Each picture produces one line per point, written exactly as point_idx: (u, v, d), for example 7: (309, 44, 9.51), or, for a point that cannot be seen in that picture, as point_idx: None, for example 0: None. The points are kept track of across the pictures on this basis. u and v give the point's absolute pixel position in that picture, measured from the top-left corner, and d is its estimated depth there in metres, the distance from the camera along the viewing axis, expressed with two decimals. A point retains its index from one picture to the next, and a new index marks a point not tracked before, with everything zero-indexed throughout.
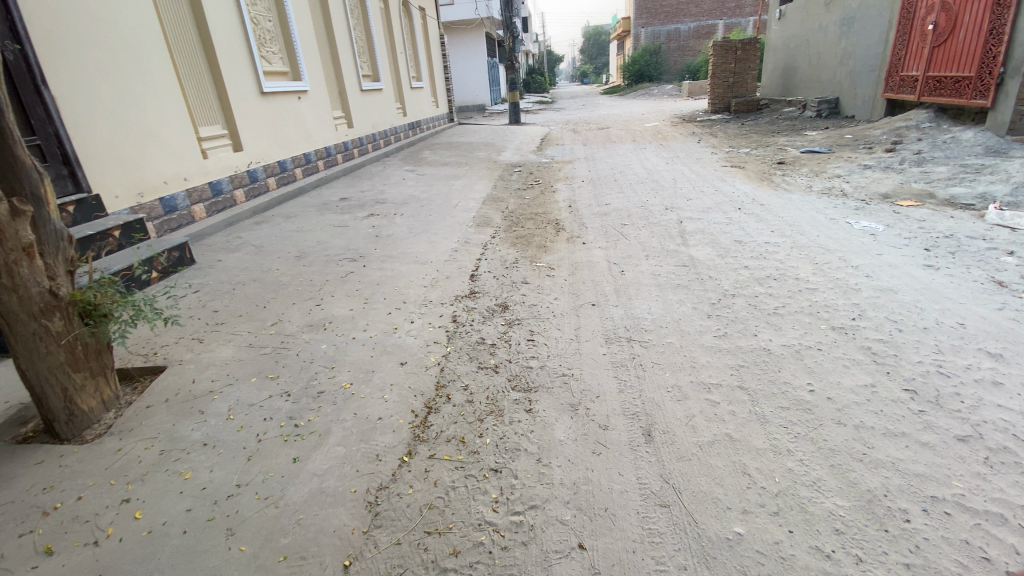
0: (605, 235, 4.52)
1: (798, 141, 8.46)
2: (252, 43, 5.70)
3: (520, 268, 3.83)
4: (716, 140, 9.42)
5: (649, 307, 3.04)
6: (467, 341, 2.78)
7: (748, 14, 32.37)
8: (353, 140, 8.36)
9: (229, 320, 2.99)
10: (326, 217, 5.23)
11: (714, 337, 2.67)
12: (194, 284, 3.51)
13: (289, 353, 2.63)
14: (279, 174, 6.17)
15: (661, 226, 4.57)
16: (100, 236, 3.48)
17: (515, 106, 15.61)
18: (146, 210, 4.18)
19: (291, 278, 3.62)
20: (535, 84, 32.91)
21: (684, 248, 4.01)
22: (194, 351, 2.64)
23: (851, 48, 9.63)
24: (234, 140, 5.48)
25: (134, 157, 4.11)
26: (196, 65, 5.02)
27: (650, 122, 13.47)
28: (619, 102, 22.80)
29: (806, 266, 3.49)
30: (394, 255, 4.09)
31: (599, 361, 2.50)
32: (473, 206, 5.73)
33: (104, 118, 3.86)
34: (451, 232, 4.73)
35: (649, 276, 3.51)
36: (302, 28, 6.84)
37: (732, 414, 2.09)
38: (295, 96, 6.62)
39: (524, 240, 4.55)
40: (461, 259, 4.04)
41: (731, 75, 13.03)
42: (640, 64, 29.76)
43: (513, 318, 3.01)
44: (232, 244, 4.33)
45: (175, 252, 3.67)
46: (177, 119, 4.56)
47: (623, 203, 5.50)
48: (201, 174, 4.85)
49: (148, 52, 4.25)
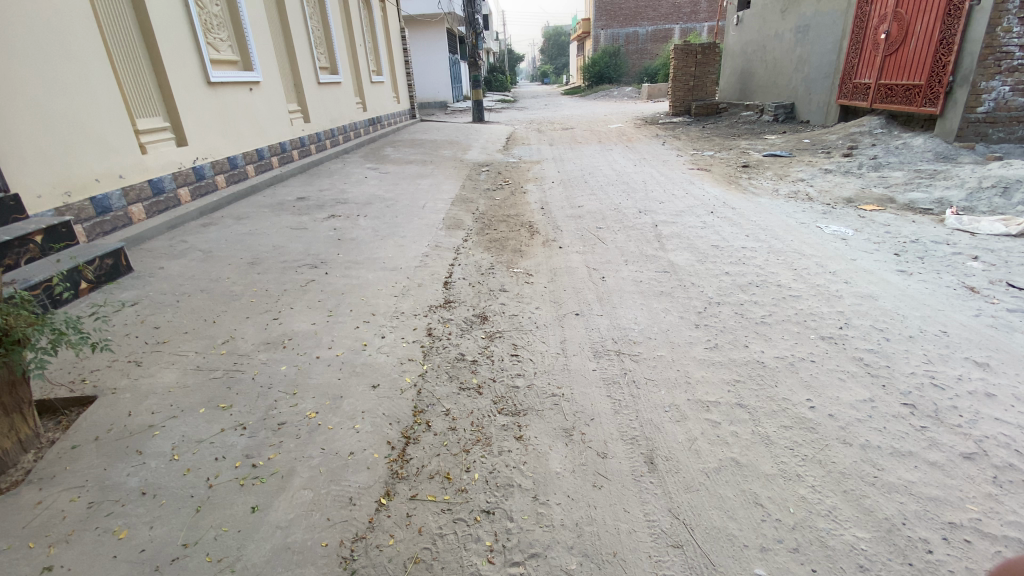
0: (581, 238, 4.38)
1: (759, 144, 8.63)
2: (197, 28, 5.22)
3: (497, 275, 3.62)
4: (680, 142, 9.51)
5: (635, 317, 2.91)
6: (446, 358, 2.56)
7: (703, 20, 33.27)
8: (310, 136, 7.91)
9: (172, 338, 2.65)
10: (283, 219, 4.85)
11: (705, 349, 2.56)
12: (131, 297, 3.11)
13: (243, 376, 2.33)
14: (228, 171, 5.71)
15: (637, 230, 4.48)
16: (20, 242, 3.00)
17: (479, 104, 15.37)
18: (74, 211, 3.70)
19: (244, 287, 3.28)
20: (496, 82, 32.71)
21: (662, 252, 3.92)
22: (130, 378, 2.29)
23: (806, 55, 9.93)
24: (177, 133, 5.01)
25: (60, 151, 3.63)
26: (133, 48, 4.53)
27: (614, 123, 13.54)
28: (581, 103, 22.92)
29: (785, 271, 3.45)
30: (360, 261, 3.80)
31: (590, 378, 2.34)
32: (441, 207, 5.47)
33: (22, 107, 3.37)
34: (420, 235, 4.47)
35: (631, 283, 3.39)
36: (253, 14, 6.37)
37: (735, 436, 1.97)
38: (246, 88, 6.15)
39: (498, 244, 4.35)
40: (433, 264, 3.80)
41: (691, 78, 13.25)
42: (600, 66, 30.09)
43: (494, 331, 2.81)
44: (176, 249, 3.91)
45: (109, 260, 3.27)
46: (111, 109, 4.08)
47: (596, 205, 5.39)
48: (139, 170, 4.38)
49: (76, 32, 3.77)
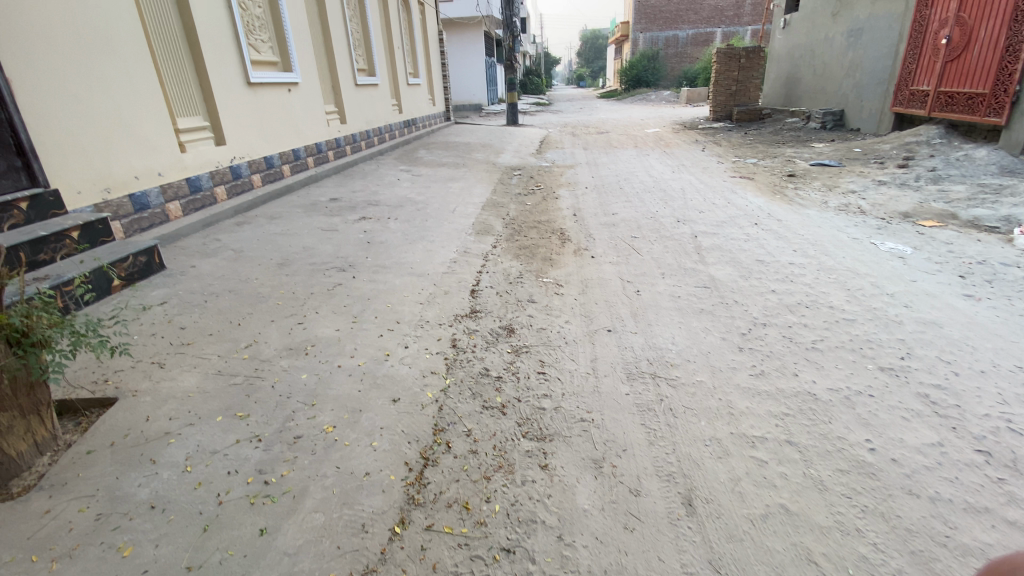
0: (615, 248, 4.21)
1: (805, 152, 8.24)
2: (238, 29, 5.30)
3: (526, 284, 3.50)
4: (720, 149, 9.18)
5: (672, 336, 2.73)
6: (469, 372, 2.44)
7: (746, 23, 32.36)
8: (346, 137, 7.98)
9: (196, 340, 2.63)
10: (314, 219, 4.85)
11: (748, 376, 2.36)
12: (162, 295, 3.13)
13: (263, 384, 2.27)
14: (264, 171, 5.78)
15: (674, 241, 4.28)
16: (56, 238, 3.07)
17: (513, 106, 15.30)
18: (113, 207, 3.78)
19: (271, 289, 3.26)
20: (531, 85, 32.67)
21: (702, 266, 3.71)
22: (151, 380, 2.27)
23: (858, 60, 9.44)
24: (216, 133, 5.09)
25: (100, 148, 3.71)
26: (176, 49, 4.63)
27: (651, 128, 13.24)
28: (617, 107, 22.59)
29: (837, 292, 3.20)
30: (387, 265, 3.73)
31: (622, 404, 2.18)
32: (471, 211, 5.39)
33: (66, 104, 3.46)
34: (449, 240, 4.38)
35: (667, 297, 3.21)
36: (294, 17, 6.45)
37: (784, 479, 1.78)
38: (284, 88, 6.23)
39: (528, 251, 4.23)
40: (460, 271, 3.70)
41: (734, 83, 12.83)
42: (637, 69, 29.65)
43: (520, 345, 2.68)
44: (209, 248, 3.95)
45: (142, 258, 3.33)
46: (151, 107, 4.17)
47: (631, 213, 5.20)
48: (177, 169, 4.47)
49: (119, 32, 3.85)
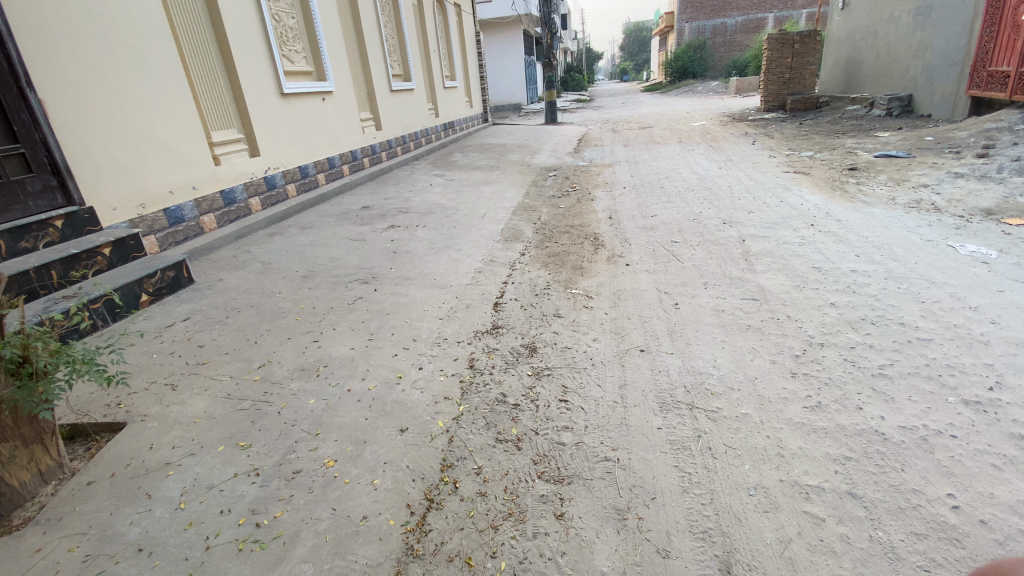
0: (653, 254, 3.91)
1: (868, 143, 7.55)
2: (271, 42, 5.37)
3: (553, 296, 3.28)
4: (772, 142, 8.59)
5: (713, 358, 2.44)
6: (485, 398, 2.25)
7: (801, 6, 30.51)
8: (382, 143, 8.01)
9: (212, 359, 2.58)
10: (344, 229, 4.82)
11: (802, 409, 2.07)
12: (187, 311, 3.14)
13: (269, 410, 2.18)
14: (299, 180, 5.83)
15: (719, 246, 3.93)
16: (87, 255, 3.14)
17: (552, 105, 15.03)
18: (148, 222, 3.88)
19: (292, 303, 3.20)
20: (573, 82, 32.29)
21: (750, 274, 3.37)
22: (162, 404, 2.23)
23: (928, 40, 8.58)
24: (251, 144, 5.16)
25: (134, 165, 3.80)
26: (210, 64, 4.71)
27: (697, 121, 12.64)
28: (662, 101, 21.83)
29: (909, 305, 2.80)
30: (410, 277, 3.61)
31: (653, 441, 1.93)
32: (502, 216, 5.22)
33: (102, 123, 3.55)
34: (476, 248, 4.23)
35: (709, 311, 2.91)
36: (328, 25, 6.51)
37: (845, 544, 1.49)
38: (319, 97, 6.28)
39: (558, 259, 4.00)
40: (485, 282, 3.53)
41: (787, 70, 12.03)
42: (683, 60, 28.56)
43: (543, 366, 2.47)
44: (239, 260, 3.97)
45: (170, 272, 3.36)
46: (185, 122, 4.25)
47: (671, 215, 4.86)
48: (211, 182, 4.55)
49: (151, 50, 3.94)
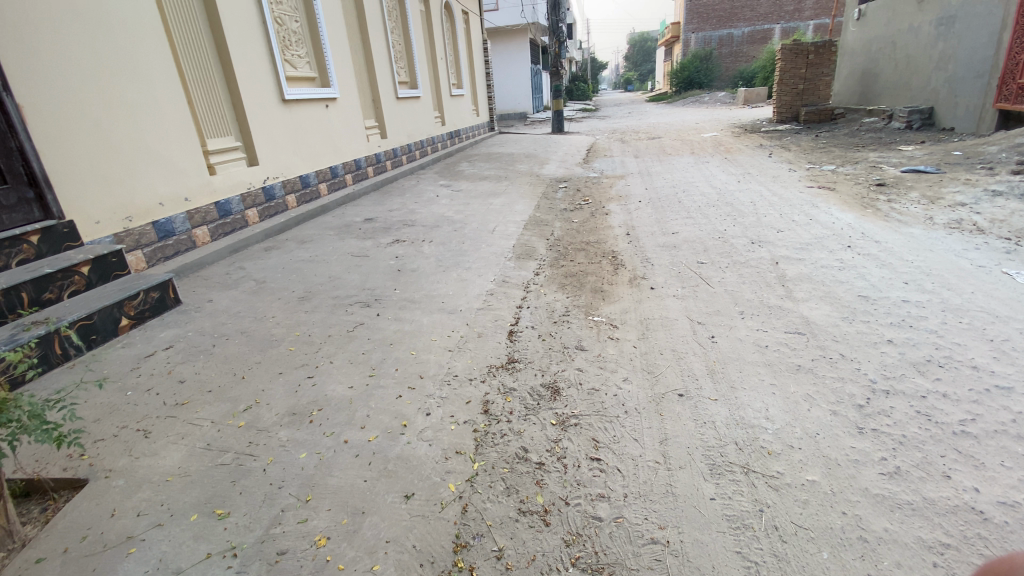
0: (678, 277, 3.62)
1: (892, 157, 7.25)
2: (274, 46, 5.13)
3: (574, 324, 2.98)
4: (789, 154, 8.31)
5: (765, 407, 2.13)
6: (504, 453, 1.94)
7: (808, 18, 30.27)
8: (386, 151, 7.76)
9: (192, 399, 2.28)
10: (346, 243, 4.54)
11: (879, 476, 1.76)
12: (170, 337, 2.84)
13: (253, 467, 1.87)
14: (300, 190, 5.57)
15: (751, 269, 3.63)
16: (63, 274, 2.84)
17: (559, 114, 14.81)
18: (134, 236, 3.60)
19: (287, 329, 2.90)
20: (578, 91, 32.26)
21: (790, 302, 3.07)
22: (131, 457, 1.93)
23: (950, 52, 8.31)
24: (249, 153, 4.89)
25: (122, 175, 3.53)
26: (208, 69, 4.46)
27: (708, 132, 12.39)
28: (669, 111, 21.61)
29: (978, 345, 2.49)
30: (416, 299, 3.31)
31: (707, 517, 1.63)
32: (512, 231, 4.93)
33: (87, 130, 3.29)
34: (487, 267, 3.93)
35: (751, 347, 2.61)
36: (333, 30, 6.27)
37: None
38: (322, 104, 6.02)
39: (576, 280, 3.71)
40: (498, 306, 3.23)
41: (801, 81, 11.77)
42: (689, 71, 28.43)
43: (568, 413, 2.16)
44: (232, 278, 3.68)
45: (155, 293, 3.08)
46: (178, 129, 3.99)
47: (694, 233, 4.57)
48: (206, 193, 4.27)
49: (144, 53, 3.70)
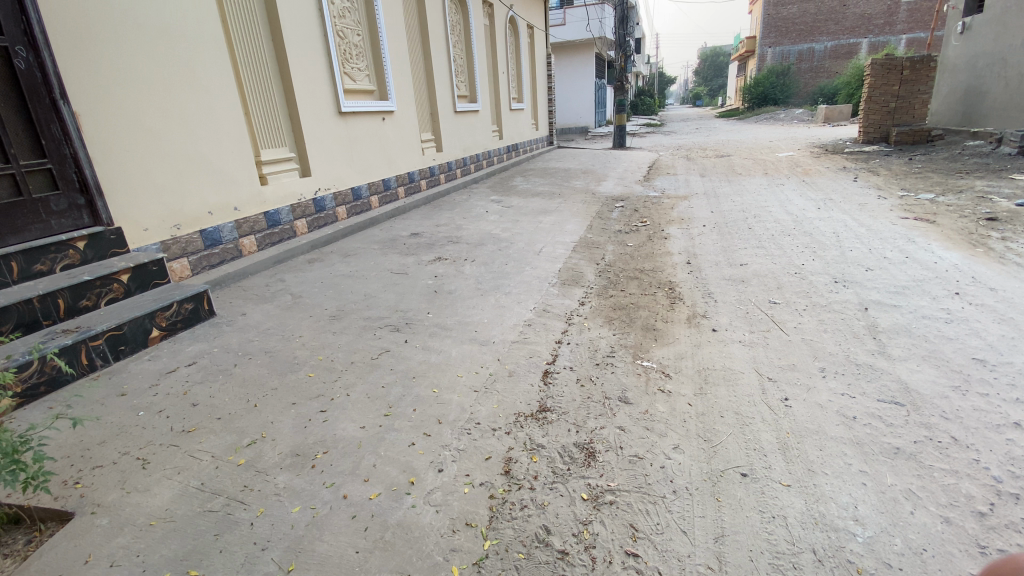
0: (745, 318, 3.18)
1: (1004, 187, 6.31)
2: (333, 58, 5.17)
3: (619, 368, 2.63)
4: (878, 179, 7.48)
5: (852, 503, 1.71)
6: (521, 532, 1.64)
7: (900, 32, 27.99)
8: (441, 164, 7.71)
9: (200, 426, 2.16)
10: (387, 259, 4.41)
11: None
12: (195, 353, 2.78)
13: (241, 518, 1.67)
14: (351, 202, 5.55)
15: (834, 314, 3.12)
16: (102, 282, 2.85)
17: (622, 129, 14.39)
18: (181, 244, 3.64)
19: (310, 351, 2.75)
20: (643, 106, 31.64)
21: (884, 361, 2.57)
22: (122, 491, 1.81)
23: None
24: (302, 164, 4.93)
25: (172, 184, 3.59)
26: (267, 80, 4.53)
27: (783, 151, 11.54)
28: (740, 128, 20.56)
29: None
30: (449, 326, 3.08)
31: None
32: (560, 253, 4.64)
33: (140, 138, 3.36)
34: (529, 293, 3.65)
35: (835, 418, 2.16)
36: (394, 43, 6.28)
37: None
38: (379, 117, 6.03)
39: (626, 314, 3.35)
40: (536, 340, 2.94)
41: (892, 99, 10.62)
42: (764, 86, 27.09)
43: (603, 487, 1.82)
44: (269, 291, 3.62)
45: (189, 305, 3.05)
46: (231, 139, 4.05)
47: (765, 265, 4.08)
48: (256, 202, 4.30)
49: (201, 65, 3.78)
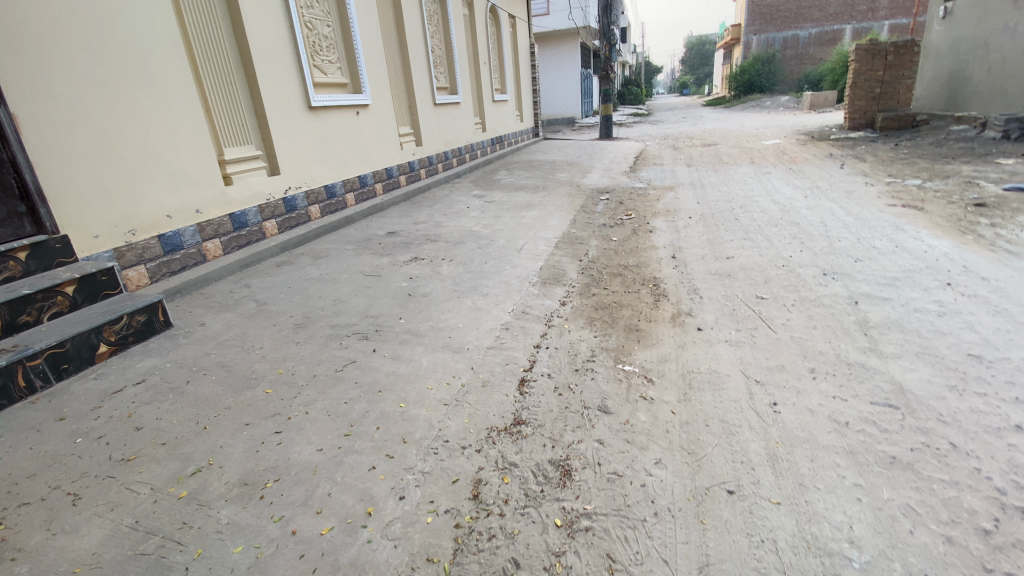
0: (731, 315, 3.04)
1: (992, 171, 6.23)
2: (301, 51, 4.93)
3: (600, 373, 2.47)
4: (865, 166, 7.39)
5: (847, 522, 1.58)
6: (487, 567, 1.49)
7: (883, 17, 28.03)
8: (422, 159, 7.50)
9: (142, 453, 1.98)
10: (361, 260, 4.22)
11: None
12: (145, 369, 2.59)
13: (176, 562, 1.50)
14: (324, 201, 5.33)
15: (824, 310, 2.99)
16: (43, 295, 2.64)
17: (608, 119, 14.21)
18: (136, 251, 3.43)
19: (270, 364, 2.56)
20: (630, 97, 31.50)
21: (876, 359, 2.45)
22: (47, 532, 1.63)
23: None
24: (270, 162, 4.71)
25: (125, 187, 3.37)
26: (229, 75, 4.29)
27: (770, 139, 11.44)
28: (728, 116, 20.46)
29: None
30: (422, 332, 2.91)
31: None
32: (542, 250, 4.47)
33: (88, 139, 3.13)
34: (507, 293, 3.49)
35: (827, 424, 2.03)
36: (368, 34, 6.04)
37: None
38: (353, 111, 5.80)
39: (609, 313, 3.20)
40: (513, 345, 2.78)
41: (878, 84, 10.47)
42: (750, 74, 27.02)
43: (579, 510, 1.68)
44: (232, 298, 3.42)
45: (141, 316, 2.85)
46: (190, 138, 3.82)
47: (752, 258, 3.94)
48: (220, 204, 4.09)
49: (155, 59, 3.54)
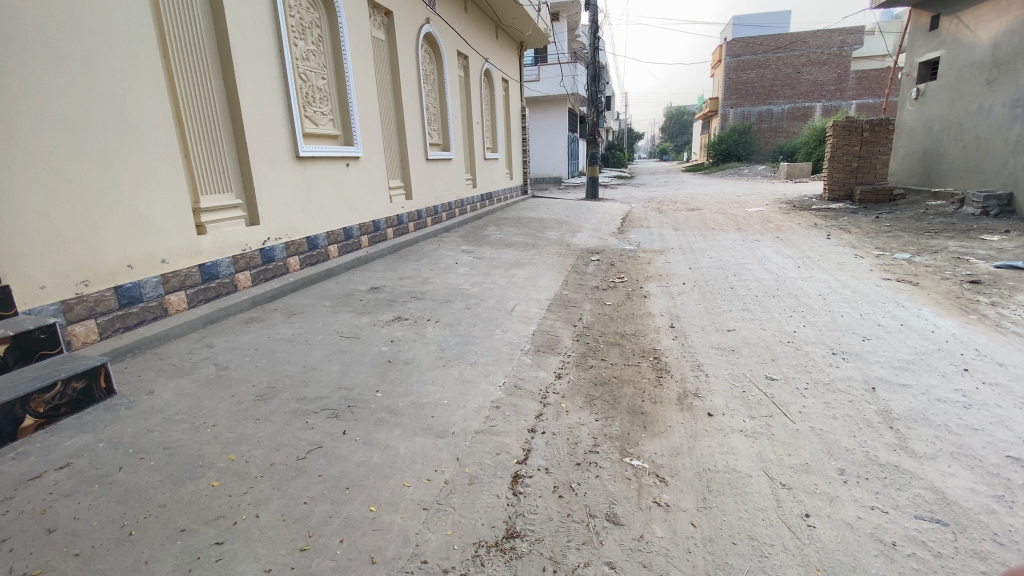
0: (741, 398, 2.80)
1: (977, 248, 6.32)
2: (292, 101, 4.84)
3: (604, 468, 2.17)
4: (851, 237, 7.49)
5: None
6: None
7: (850, 97, 30.03)
8: (411, 213, 7.37)
9: (48, 568, 1.57)
10: (339, 319, 3.92)
11: None
12: (73, 448, 2.19)
13: None
14: (305, 253, 5.07)
15: (841, 396, 2.76)
16: None
17: (594, 181, 14.50)
18: (88, 304, 3.08)
19: (221, 448, 2.19)
20: (613, 159, 32.78)
21: (911, 460, 2.20)
22: None
23: None
24: (250, 211, 4.48)
25: (83, 233, 3.07)
26: (214, 121, 4.12)
27: (753, 206, 11.73)
28: (708, 182, 21.20)
29: None
30: (402, 409, 2.59)
31: None
32: (534, 313, 4.24)
33: (45, 181, 2.87)
34: (498, 363, 3.21)
35: (873, 546, 1.74)
36: (363, 88, 6.02)
37: None
38: (342, 162, 5.68)
39: (609, 391, 2.92)
40: (505, 428, 2.46)
41: (855, 159, 10.77)
42: (728, 143, 28.43)
43: None
44: (191, 361, 3.06)
45: (81, 382, 2.47)
46: (164, 183, 3.58)
47: (755, 332, 3.76)
48: (190, 254, 3.80)
49: (133, 101, 3.35)
